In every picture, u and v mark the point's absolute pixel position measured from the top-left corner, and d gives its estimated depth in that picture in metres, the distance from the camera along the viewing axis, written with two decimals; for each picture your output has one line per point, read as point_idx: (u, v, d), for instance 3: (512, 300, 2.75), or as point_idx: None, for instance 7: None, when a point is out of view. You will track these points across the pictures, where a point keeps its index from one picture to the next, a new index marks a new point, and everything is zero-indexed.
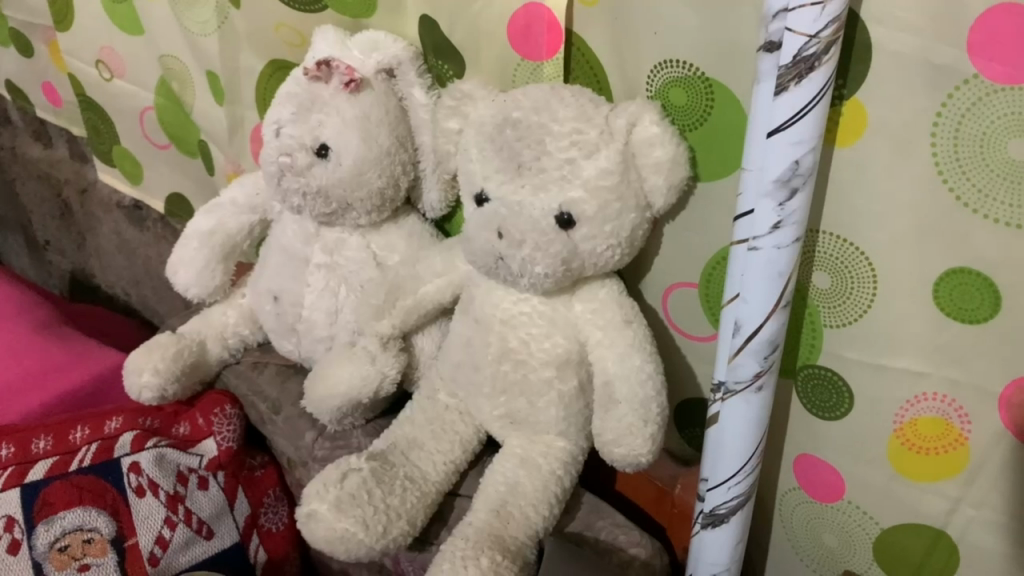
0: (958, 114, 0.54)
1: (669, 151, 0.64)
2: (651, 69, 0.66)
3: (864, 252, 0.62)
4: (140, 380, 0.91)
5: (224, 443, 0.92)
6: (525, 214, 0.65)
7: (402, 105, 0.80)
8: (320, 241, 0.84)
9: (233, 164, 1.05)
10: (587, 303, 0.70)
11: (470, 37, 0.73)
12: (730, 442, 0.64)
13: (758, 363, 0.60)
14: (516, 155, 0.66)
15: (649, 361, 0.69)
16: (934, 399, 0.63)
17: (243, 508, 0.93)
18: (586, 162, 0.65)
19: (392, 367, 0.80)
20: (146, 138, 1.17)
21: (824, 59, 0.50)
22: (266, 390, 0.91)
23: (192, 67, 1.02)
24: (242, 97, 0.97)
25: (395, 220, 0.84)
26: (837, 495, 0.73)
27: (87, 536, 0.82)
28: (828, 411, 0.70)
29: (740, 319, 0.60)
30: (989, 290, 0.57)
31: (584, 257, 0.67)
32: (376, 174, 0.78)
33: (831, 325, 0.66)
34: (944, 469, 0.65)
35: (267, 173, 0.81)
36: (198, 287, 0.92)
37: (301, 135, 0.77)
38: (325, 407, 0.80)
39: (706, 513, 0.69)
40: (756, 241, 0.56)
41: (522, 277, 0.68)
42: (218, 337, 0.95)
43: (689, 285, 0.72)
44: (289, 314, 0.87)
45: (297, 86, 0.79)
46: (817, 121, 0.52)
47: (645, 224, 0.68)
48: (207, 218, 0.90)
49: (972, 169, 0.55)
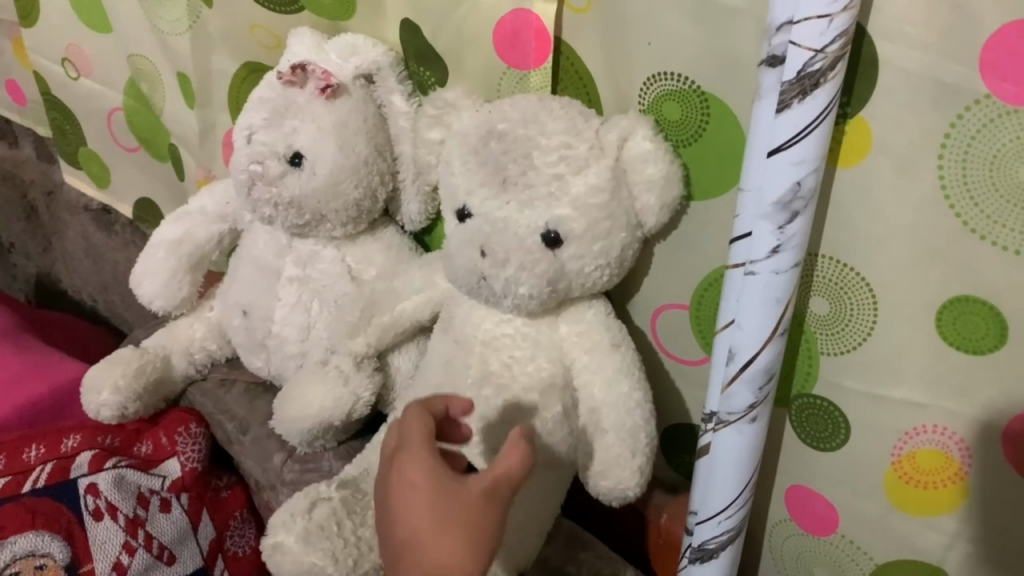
0: (968, 136, 0.51)
1: (662, 169, 0.61)
2: (645, 81, 0.63)
3: (866, 278, 0.59)
4: (98, 398, 0.86)
5: (189, 463, 0.88)
6: (510, 231, 0.62)
7: (381, 112, 0.76)
8: (293, 253, 0.80)
9: (204, 169, 1.00)
10: (573, 325, 0.67)
11: (454, 43, 0.70)
12: (722, 474, 0.62)
13: (752, 393, 0.58)
14: (501, 169, 0.62)
15: (638, 388, 0.65)
16: (935, 431, 0.60)
17: (207, 531, 0.89)
18: (575, 178, 0.61)
19: (366, 389, 0.76)
20: (114, 141, 1.12)
21: (830, 76, 0.48)
22: (233, 409, 0.86)
23: (163, 68, 0.98)
24: (215, 100, 0.93)
25: (371, 233, 0.80)
26: (831, 529, 0.70)
27: (39, 562, 0.77)
28: (823, 442, 0.67)
29: (734, 347, 0.58)
30: (994, 321, 0.54)
31: (572, 278, 0.63)
32: (353, 185, 0.74)
33: (829, 353, 0.63)
34: (942, 504, 0.62)
35: (237, 181, 0.77)
36: (163, 299, 0.86)
37: (273, 142, 0.74)
38: (295, 429, 0.76)
39: (695, 547, 0.67)
40: (754, 265, 0.54)
41: (506, 298, 0.64)
42: (184, 352, 0.90)
43: (680, 306, 0.69)
44: (259, 329, 0.83)
45: (270, 90, 0.75)
46: (820, 140, 0.50)
47: (635, 243, 0.64)
48: (174, 227, 0.85)
49: (981, 194, 0.52)
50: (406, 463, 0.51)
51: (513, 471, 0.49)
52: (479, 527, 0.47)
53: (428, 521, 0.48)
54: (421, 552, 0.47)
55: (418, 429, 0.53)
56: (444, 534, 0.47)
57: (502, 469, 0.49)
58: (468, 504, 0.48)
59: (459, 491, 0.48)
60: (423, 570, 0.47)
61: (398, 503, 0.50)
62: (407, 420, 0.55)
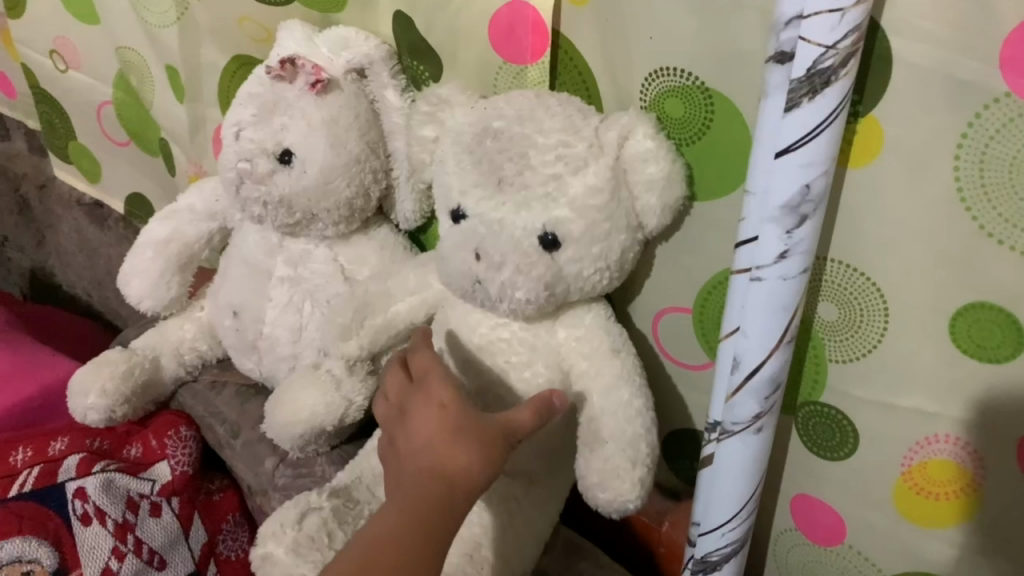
0: (985, 136, 0.48)
1: (664, 168, 0.58)
2: (646, 77, 0.60)
3: (876, 284, 0.56)
4: (85, 401, 0.83)
5: (179, 467, 0.86)
6: (506, 233, 0.59)
7: (374, 108, 0.73)
8: (284, 252, 0.78)
9: (195, 165, 0.98)
10: (571, 330, 0.65)
11: (448, 36, 0.67)
12: (725, 485, 0.60)
13: (757, 403, 0.56)
14: (497, 169, 0.60)
15: (638, 396, 0.63)
16: (947, 442, 0.58)
17: (199, 536, 0.87)
18: (573, 179, 0.59)
19: (360, 394, 0.74)
20: (104, 135, 1.10)
21: (841, 73, 0.45)
22: (224, 413, 0.84)
23: (151, 61, 0.95)
24: (204, 95, 0.90)
25: (364, 232, 0.78)
26: (837, 539, 0.67)
27: (26, 568, 0.75)
28: (830, 451, 0.65)
29: (739, 355, 0.55)
30: (1011, 328, 0.52)
31: (570, 281, 0.61)
32: (344, 183, 0.71)
33: (836, 360, 0.61)
34: (953, 515, 0.59)
35: (225, 179, 0.75)
36: (153, 300, 0.85)
37: (261, 139, 0.71)
38: (286, 435, 0.74)
39: (697, 559, 0.65)
40: (759, 271, 0.52)
41: (501, 303, 0.62)
42: (174, 353, 0.88)
43: (682, 310, 0.67)
44: (249, 331, 0.81)
45: (258, 86, 0.72)
46: (830, 142, 0.47)
47: (635, 246, 0.62)
48: (163, 225, 0.83)
49: (999, 196, 0.49)
50: (433, 381, 0.57)
51: (528, 421, 0.54)
52: (493, 443, 0.53)
53: (444, 426, 0.53)
54: (434, 449, 0.52)
55: (436, 357, 0.59)
56: (456, 445, 0.52)
57: (517, 414, 0.54)
58: (486, 423, 0.54)
59: (482, 417, 0.54)
60: (432, 465, 0.52)
61: (416, 416, 0.55)
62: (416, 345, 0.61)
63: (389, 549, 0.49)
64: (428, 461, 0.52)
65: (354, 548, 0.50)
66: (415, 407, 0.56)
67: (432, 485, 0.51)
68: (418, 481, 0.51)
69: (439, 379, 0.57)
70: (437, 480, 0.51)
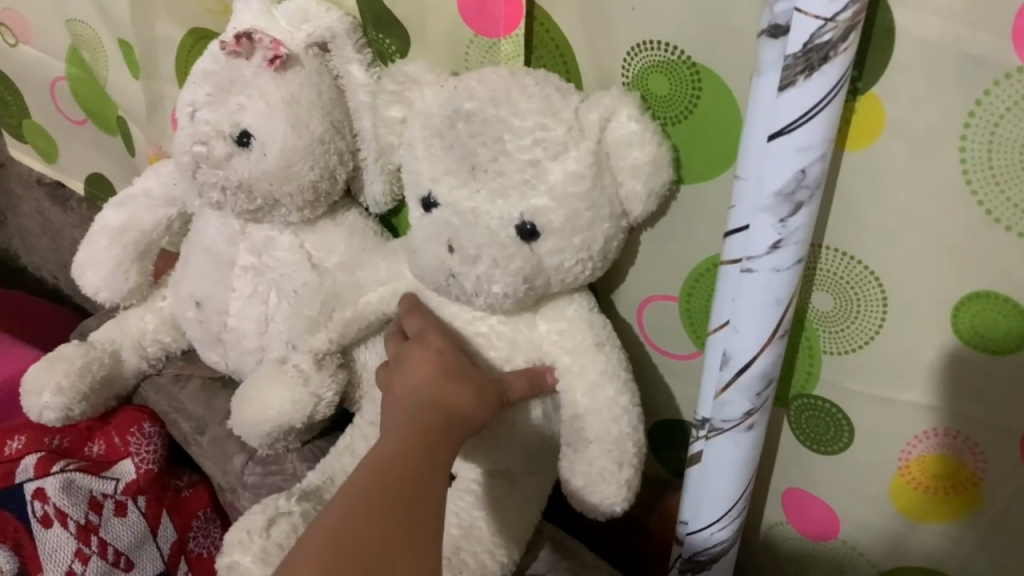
0: (994, 114, 0.45)
1: (649, 152, 0.54)
2: (628, 51, 0.56)
3: (874, 272, 0.53)
4: (40, 400, 0.79)
5: (144, 464, 0.82)
6: (481, 225, 0.55)
7: (338, 84, 0.69)
8: (247, 239, 0.74)
9: (155, 146, 0.93)
10: (553, 323, 0.61)
11: (417, 8, 0.63)
12: (714, 485, 0.57)
13: (748, 400, 0.53)
14: (470, 155, 0.55)
15: (624, 392, 0.60)
16: (945, 435, 0.55)
17: (168, 535, 0.82)
18: (552, 164, 0.55)
19: (329, 390, 0.71)
20: (60, 114, 1.05)
21: (841, 49, 0.41)
22: (189, 408, 0.80)
23: (104, 35, 0.90)
24: (160, 70, 0.85)
25: (332, 216, 0.73)
26: (831, 534, 0.65)
27: None
28: (824, 445, 0.62)
29: (728, 351, 0.52)
30: (1016, 319, 0.48)
31: (551, 273, 0.57)
32: (307, 165, 0.67)
33: (831, 352, 0.58)
34: (952, 511, 0.57)
35: (181, 164, 0.70)
36: (110, 291, 0.80)
37: (217, 120, 0.66)
38: (254, 433, 0.71)
39: (686, 558, 0.63)
40: (750, 263, 0.48)
41: (477, 297, 0.58)
42: (135, 345, 0.84)
43: (669, 298, 0.63)
44: (213, 323, 0.77)
45: (213, 62, 0.67)
46: (828, 123, 0.43)
47: (620, 234, 0.58)
48: (118, 212, 0.79)
49: (1007, 179, 0.46)
50: (430, 336, 0.60)
51: (521, 387, 0.59)
52: (491, 390, 0.57)
53: (444, 372, 0.57)
54: (438, 386, 0.56)
55: (429, 318, 0.63)
56: (460, 385, 0.56)
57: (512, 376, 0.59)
58: (484, 375, 0.58)
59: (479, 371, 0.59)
60: (436, 399, 0.55)
61: (411, 364, 0.59)
62: (403, 307, 0.64)
63: (400, 456, 0.50)
64: (433, 396, 0.55)
65: (362, 462, 0.50)
66: (414, 353, 0.59)
67: (435, 411, 0.54)
68: (421, 410, 0.54)
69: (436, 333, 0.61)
70: (440, 408, 0.55)
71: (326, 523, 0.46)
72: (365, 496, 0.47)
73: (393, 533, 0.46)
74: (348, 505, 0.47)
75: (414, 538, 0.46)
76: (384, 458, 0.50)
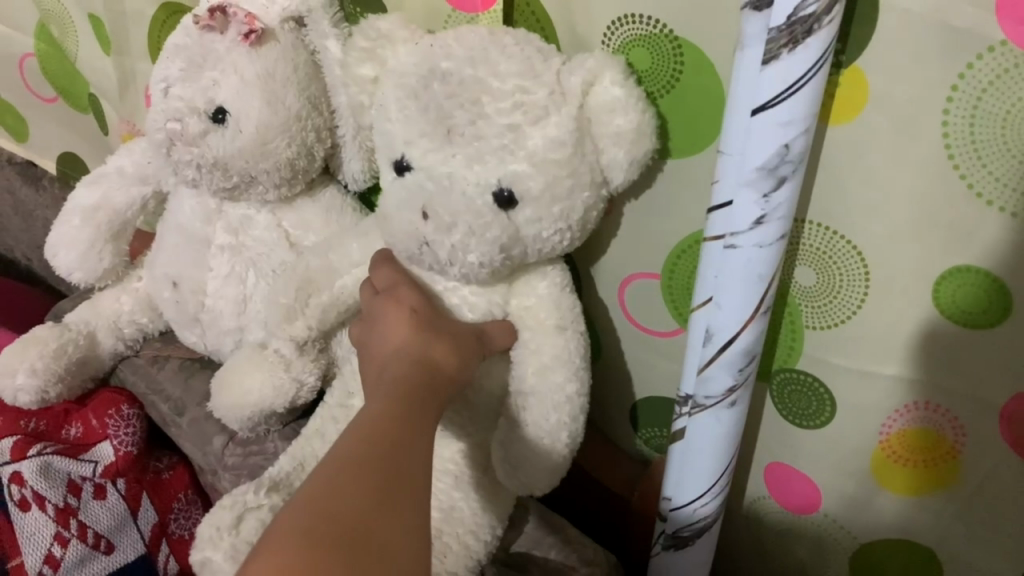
0: (978, 87, 0.44)
1: (633, 119, 0.54)
2: (609, 24, 0.55)
3: (857, 247, 0.53)
4: (13, 382, 0.78)
5: (123, 447, 0.81)
6: (457, 191, 0.54)
7: (314, 60, 0.67)
8: (223, 218, 0.73)
9: (127, 123, 0.91)
10: (522, 300, 0.61)
11: None
12: (697, 462, 0.57)
13: (731, 376, 0.53)
14: (446, 117, 0.54)
15: (572, 380, 0.61)
16: (926, 409, 0.55)
17: (149, 517, 0.81)
18: (533, 130, 0.54)
19: (312, 374, 0.70)
20: (29, 91, 1.03)
21: (825, 21, 0.40)
22: (167, 389, 0.79)
23: (72, 9, 0.88)
24: (131, 45, 0.83)
25: (309, 194, 0.72)
26: (813, 506, 0.65)
27: None
28: (806, 420, 0.62)
29: (712, 327, 0.52)
30: (996, 293, 0.49)
31: (528, 243, 0.57)
32: (284, 142, 0.66)
33: (813, 327, 0.58)
34: (932, 483, 0.57)
35: (155, 141, 0.69)
36: (84, 272, 0.79)
37: (190, 97, 0.65)
38: (233, 417, 0.70)
39: (668, 534, 0.63)
40: (734, 239, 0.48)
41: (453, 267, 0.57)
42: (111, 327, 0.82)
43: (651, 276, 0.63)
44: (190, 304, 0.75)
45: (185, 37, 0.66)
46: (812, 97, 0.43)
47: (600, 204, 0.58)
48: (91, 191, 0.77)
49: (989, 153, 0.45)
50: (401, 290, 0.59)
51: (500, 335, 0.60)
52: (471, 345, 0.57)
53: (422, 329, 0.56)
54: (421, 344, 0.54)
55: (398, 270, 0.61)
56: (445, 341, 0.55)
57: (493, 326, 0.60)
58: (464, 331, 0.58)
59: (456, 325, 0.58)
60: (422, 357, 0.53)
61: (386, 323, 0.57)
62: (374, 259, 0.62)
63: (387, 419, 0.46)
64: (417, 355, 0.53)
65: (345, 433, 0.45)
66: (385, 313, 0.57)
67: (422, 372, 0.52)
68: (409, 370, 0.52)
69: (405, 286, 0.59)
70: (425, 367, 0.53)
71: (306, 494, 0.40)
72: (354, 457, 0.42)
73: (385, 490, 0.41)
74: (332, 469, 0.42)
75: (408, 498, 0.42)
76: (370, 422, 0.46)
